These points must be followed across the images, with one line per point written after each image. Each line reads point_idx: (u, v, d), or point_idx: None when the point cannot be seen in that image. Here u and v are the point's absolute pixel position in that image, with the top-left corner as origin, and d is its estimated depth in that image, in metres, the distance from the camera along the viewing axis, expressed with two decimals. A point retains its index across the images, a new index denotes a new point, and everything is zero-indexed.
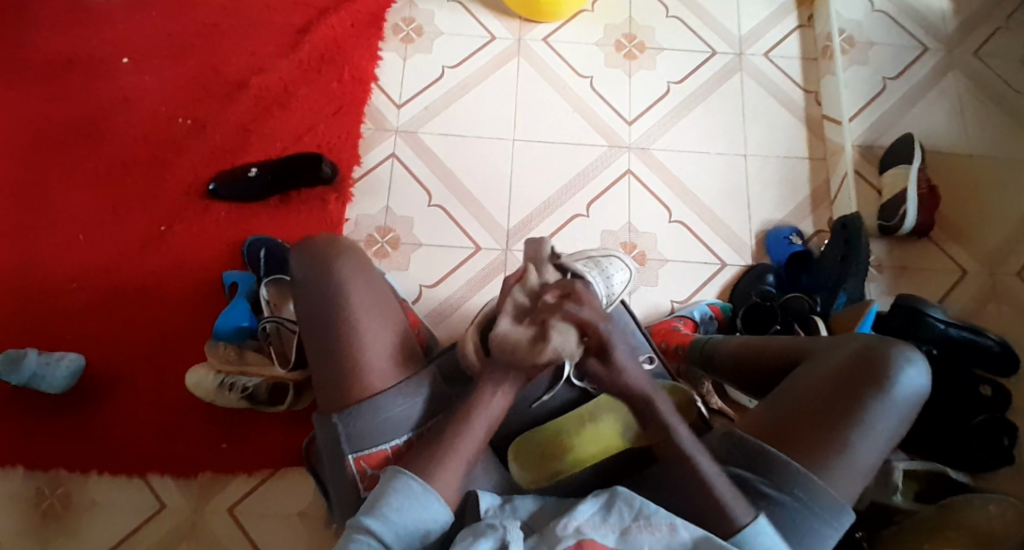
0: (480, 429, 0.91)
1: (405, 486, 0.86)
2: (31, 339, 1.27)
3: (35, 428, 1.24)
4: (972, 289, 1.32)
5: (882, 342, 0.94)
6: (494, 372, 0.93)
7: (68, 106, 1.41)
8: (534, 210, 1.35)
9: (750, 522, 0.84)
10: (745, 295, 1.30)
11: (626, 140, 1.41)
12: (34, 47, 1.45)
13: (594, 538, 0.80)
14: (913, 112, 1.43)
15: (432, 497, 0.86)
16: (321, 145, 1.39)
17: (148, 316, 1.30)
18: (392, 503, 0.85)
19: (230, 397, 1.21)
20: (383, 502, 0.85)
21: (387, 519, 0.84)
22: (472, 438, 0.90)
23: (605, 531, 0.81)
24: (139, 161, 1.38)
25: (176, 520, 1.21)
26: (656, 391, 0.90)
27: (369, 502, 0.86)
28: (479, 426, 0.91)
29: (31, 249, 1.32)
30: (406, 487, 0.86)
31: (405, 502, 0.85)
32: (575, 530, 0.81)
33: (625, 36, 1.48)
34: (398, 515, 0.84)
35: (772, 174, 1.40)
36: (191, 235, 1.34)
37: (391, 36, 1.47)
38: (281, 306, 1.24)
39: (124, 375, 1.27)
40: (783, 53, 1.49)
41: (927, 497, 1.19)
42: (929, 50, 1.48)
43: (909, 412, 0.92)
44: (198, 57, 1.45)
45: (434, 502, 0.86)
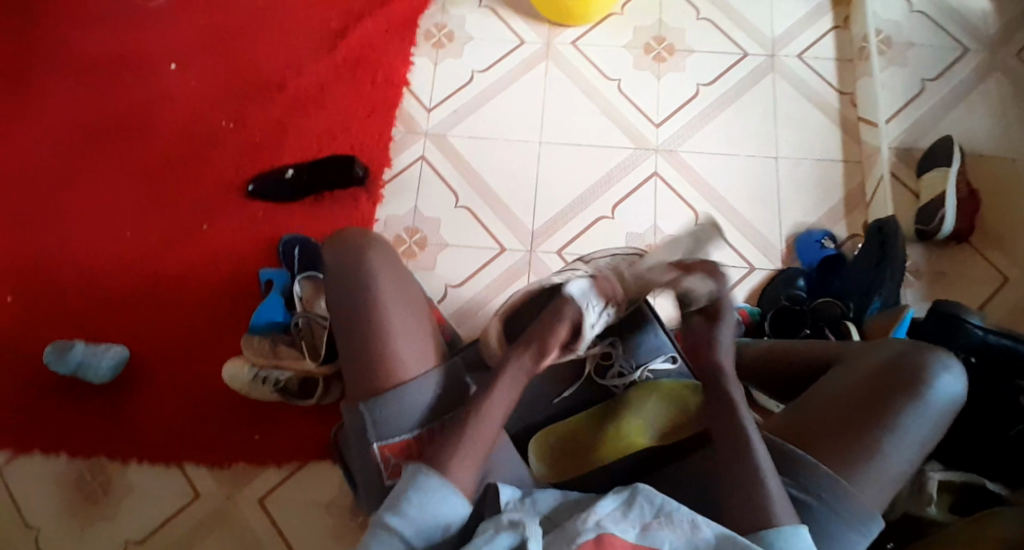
0: (496, 418, 0.93)
1: (425, 483, 0.86)
2: (78, 331, 1.34)
3: (80, 415, 1.30)
4: (1014, 297, 1.27)
5: (916, 348, 0.96)
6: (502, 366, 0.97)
7: (118, 109, 1.48)
8: (559, 212, 1.36)
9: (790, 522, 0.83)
10: (774, 300, 1.27)
11: (653, 142, 1.41)
12: (89, 53, 1.53)
13: (614, 532, 0.80)
14: (952, 113, 1.39)
15: (450, 491, 0.86)
16: (354, 146, 1.43)
17: (187, 311, 1.36)
18: (412, 500, 0.85)
19: (265, 389, 1.26)
20: (403, 499, 0.85)
21: (408, 516, 0.84)
22: (489, 427, 0.92)
23: (625, 527, 0.81)
24: (182, 163, 1.44)
25: (208, 508, 1.26)
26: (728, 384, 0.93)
27: (391, 499, 0.86)
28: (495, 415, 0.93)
29: (81, 245, 1.39)
30: (425, 482, 0.86)
31: (424, 498, 0.85)
32: (596, 524, 0.80)
33: (654, 38, 1.48)
34: (418, 511, 0.84)
35: (804, 177, 1.38)
36: (228, 234, 1.40)
37: (423, 41, 1.50)
38: (313, 302, 1.29)
39: (163, 367, 1.33)
40: (818, 53, 1.46)
41: (964, 509, 1.15)
42: (971, 50, 1.43)
43: (942, 420, 0.93)
44: (240, 63, 1.51)
45: (453, 496, 0.86)
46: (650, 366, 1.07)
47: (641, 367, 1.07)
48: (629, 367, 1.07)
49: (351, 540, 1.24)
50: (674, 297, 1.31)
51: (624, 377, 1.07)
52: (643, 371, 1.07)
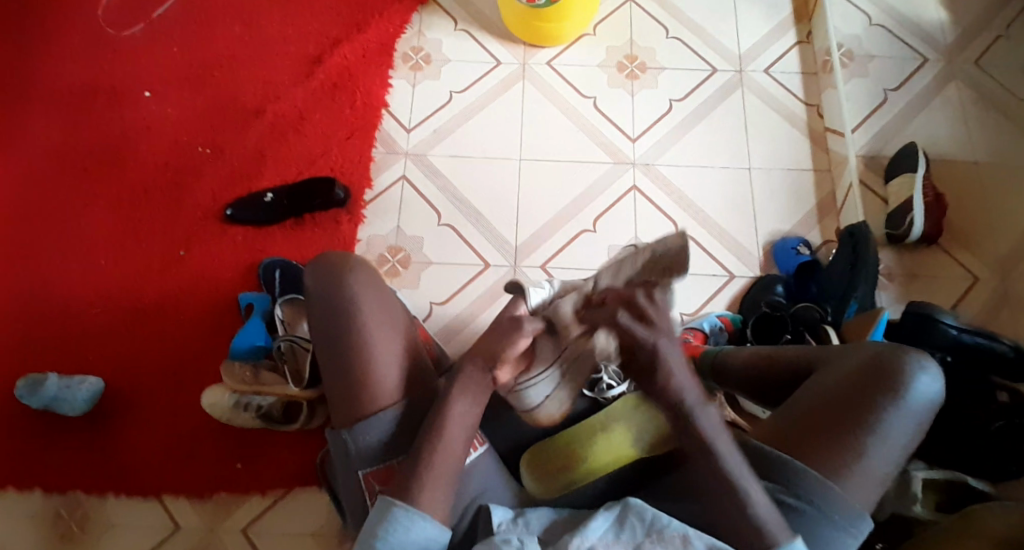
0: (456, 444, 0.90)
1: (388, 515, 0.86)
2: (52, 363, 1.30)
3: (54, 449, 1.26)
4: (984, 295, 1.31)
5: (894, 350, 0.95)
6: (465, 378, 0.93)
7: (90, 138, 1.47)
8: (541, 227, 1.37)
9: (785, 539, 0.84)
10: (754, 304, 1.30)
11: (631, 157, 1.43)
12: (59, 82, 1.51)
13: None
14: (914, 122, 1.44)
15: (415, 518, 0.85)
16: (334, 168, 1.43)
17: (164, 338, 1.33)
18: (384, 533, 0.85)
19: (246, 416, 1.24)
20: (371, 533, 0.86)
21: (379, 548, 0.85)
22: (454, 451, 0.90)
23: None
24: (157, 189, 1.43)
25: (192, 540, 1.22)
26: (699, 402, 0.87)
27: (363, 532, 0.87)
28: (460, 438, 0.91)
29: (52, 275, 1.36)
30: (393, 516, 0.86)
31: (397, 530, 0.85)
32: (588, 547, 0.82)
33: (627, 57, 1.52)
34: (388, 542, 0.85)
35: (778, 187, 1.41)
36: (206, 260, 1.38)
37: (399, 64, 1.52)
38: (296, 325, 1.27)
39: (141, 396, 1.29)
40: (784, 69, 1.51)
41: (949, 508, 1.16)
42: (928, 61, 1.50)
43: (924, 418, 0.94)
44: (214, 88, 1.51)
45: (419, 522, 0.85)
46: (637, 378, 1.14)
47: (629, 378, 1.13)
48: (618, 378, 1.13)
49: None
50: None
51: (612, 390, 1.13)
52: (630, 383, 1.13)
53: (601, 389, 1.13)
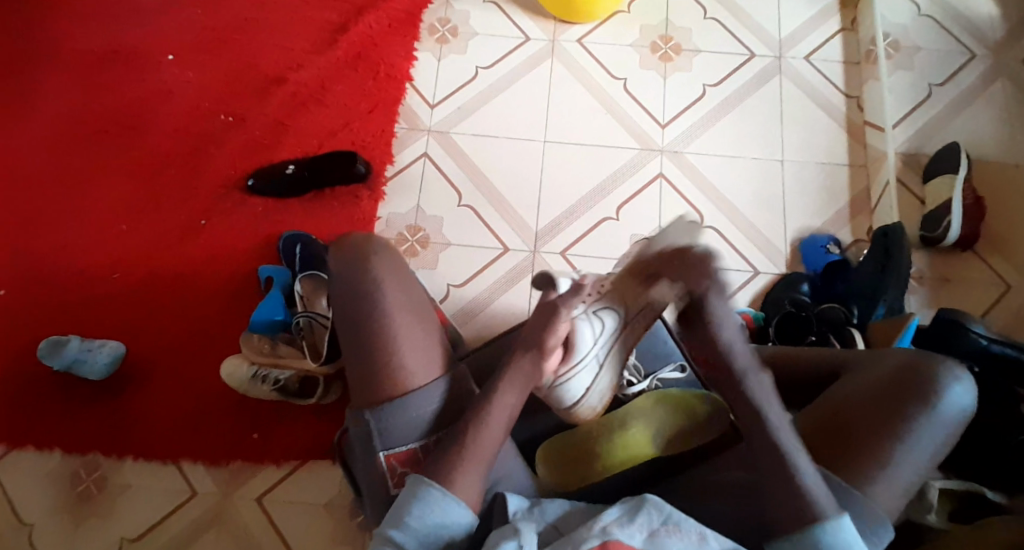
0: (497, 429, 0.90)
1: (424, 494, 0.85)
2: (74, 326, 1.32)
3: (75, 411, 1.29)
4: (1017, 303, 1.27)
5: (925, 358, 0.92)
6: (511, 371, 0.93)
7: (115, 101, 1.46)
8: (562, 213, 1.35)
9: (834, 517, 0.81)
10: (777, 303, 1.27)
11: (659, 143, 1.39)
12: (84, 42, 1.50)
13: (620, 539, 0.78)
14: (958, 119, 1.38)
15: (451, 501, 0.85)
16: (357, 142, 1.41)
17: (184, 307, 1.34)
18: (414, 511, 0.84)
19: (263, 389, 1.24)
20: (404, 512, 0.85)
21: (409, 528, 0.84)
22: (490, 437, 0.89)
23: (632, 533, 0.79)
24: (180, 156, 1.42)
25: (206, 506, 1.25)
26: (755, 368, 0.86)
27: (391, 513, 0.85)
28: (497, 424, 0.90)
29: (76, 238, 1.37)
30: (426, 495, 0.85)
31: (426, 510, 0.84)
32: (601, 530, 0.79)
33: (661, 37, 1.47)
34: (418, 522, 0.84)
35: (811, 181, 1.37)
36: (227, 231, 1.38)
37: (426, 36, 1.48)
38: (314, 300, 1.27)
39: (160, 363, 1.31)
40: (825, 56, 1.45)
41: (964, 518, 1.13)
42: (977, 55, 1.43)
43: (954, 428, 0.90)
44: (239, 55, 1.49)
45: (454, 505, 0.85)
46: (660, 375, 1.08)
47: (652, 375, 1.08)
48: (639, 375, 1.08)
49: (352, 540, 1.23)
50: None
51: (634, 386, 1.07)
52: (653, 379, 1.08)
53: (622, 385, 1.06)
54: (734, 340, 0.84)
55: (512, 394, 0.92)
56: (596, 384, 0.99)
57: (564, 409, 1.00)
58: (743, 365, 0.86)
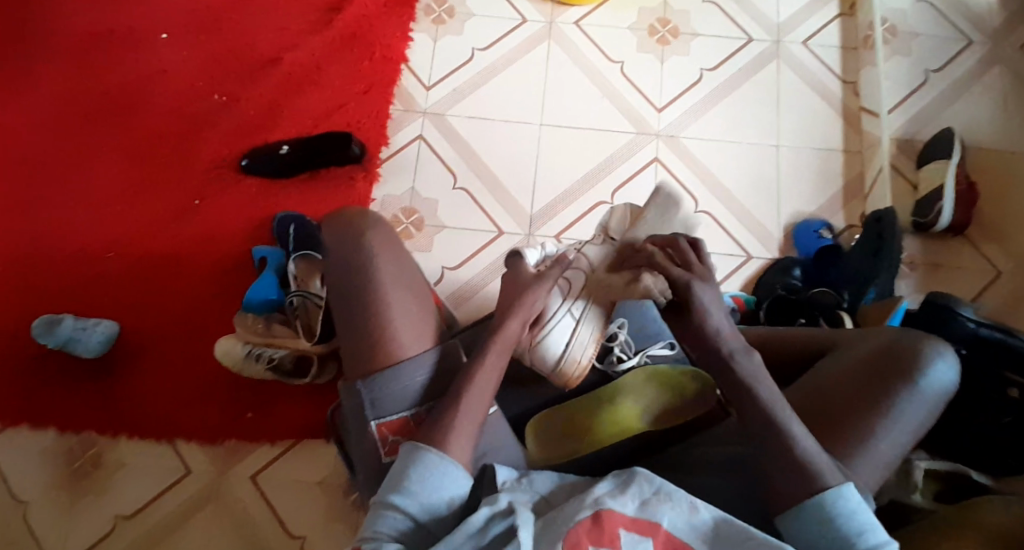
0: (486, 390, 0.92)
1: (422, 458, 0.86)
2: (69, 305, 1.32)
3: (69, 390, 1.29)
4: (1006, 289, 1.28)
5: (909, 338, 0.94)
6: (494, 343, 0.95)
7: (109, 79, 1.45)
8: (557, 196, 1.35)
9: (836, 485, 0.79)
10: (769, 288, 1.28)
11: (655, 127, 1.39)
12: (77, 20, 1.50)
13: (613, 509, 0.78)
14: (954, 106, 1.39)
15: (448, 464, 0.86)
16: (351, 123, 1.41)
17: (179, 287, 1.34)
18: (413, 476, 0.85)
19: (257, 368, 1.25)
20: (403, 478, 0.85)
21: (411, 493, 0.84)
22: (480, 399, 0.91)
23: (625, 502, 0.80)
24: (174, 136, 1.42)
25: (201, 484, 1.25)
26: (743, 351, 0.88)
27: (391, 479, 0.86)
28: (484, 385, 0.92)
29: (70, 216, 1.37)
30: (423, 460, 0.86)
31: (424, 475, 0.85)
32: (595, 500, 0.79)
33: (659, 21, 1.46)
34: (420, 487, 0.85)
35: (805, 167, 1.37)
36: (221, 210, 1.38)
37: (422, 16, 1.47)
38: (309, 281, 1.27)
39: (154, 343, 1.31)
40: (822, 41, 1.45)
41: (949, 499, 1.15)
42: (975, 42, 1.43)
43: (936, 407, 0.92)
44: (233, 34, 1.48)
45: (452, 469, 0.86)
46: (649, 351, 1.08)
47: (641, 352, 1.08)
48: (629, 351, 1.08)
49: (345, 518, 1.24)
50: None
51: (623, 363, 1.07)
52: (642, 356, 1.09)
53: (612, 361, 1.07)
54: (723, 326, 0.88)
55: (501, 351, 0.95)
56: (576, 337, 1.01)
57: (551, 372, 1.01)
58: (729, 348, 0.88)
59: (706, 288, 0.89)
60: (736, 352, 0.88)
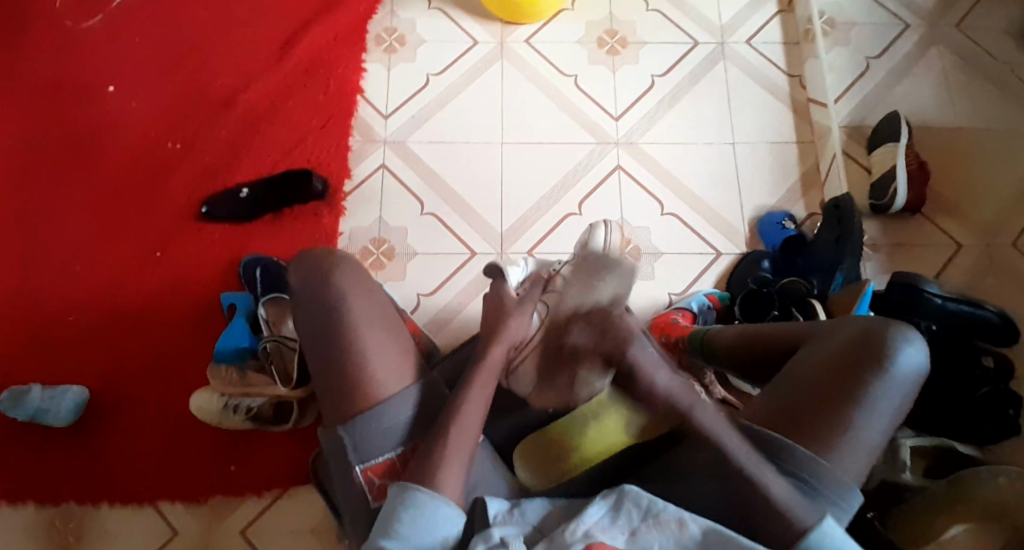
0: (474, 423, 0.91)
1: (411, 500, 0.83)
2: (32, 372, 1.27)
3: (41, 461, 1.23)
4: (968, 262, 1.32)
5: (876, 323, 0.95)
6: (475, 371, 0.95)
7: (53, 137, 1.41)
8: (526, 212, 1.35)
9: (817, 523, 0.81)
10: (741, 283, 1.30)
11: (615, 136, 1.41)
12: (16, 79, 1.45)
13: (603, 541, 0.79)
14: (897, 90, 1.44)
15: (440, 504, 0.84)
16: (310, 159, 1.39)
17: (147, 342, 1.30)
18: (404, 520, 0.83)
19: (237, 418, 1.21)
20: (393, 522, 0.83)
21: (401, 538, 0.82)
22: (466, 430, 0.90)
23: (614, 534, 0.80)
24: (127, 188, 1.38)
25: (189, 544, 1.21)
26: (698, 404, 0.88)
27: (380, 523, 0.84)
28: (472, 416, 0.91)
29: (25, 281, 1.32)
30: (414, 501, 0.84)
31: (414, 518, 0.83)
32: (584, 535, 0.80)
33: (607, 32, 1.49)
34: (411, 530, 0.82)
35: (762, 161, 1.40)
36: (183, 260, 1.34)
37: (372, 46, 1.47)
38: (280, 324, 1.25)
39: (126, 403, 1.27)
40: (765, 39, 1.49)
41: (936, 472, 1.17)
42: (909, 27, 1.49)
43: (910, 389, 0.93)
44: (181, 80, 1.45)
45: (444, 508, 0.84)
46: None
47: None
48: None
49: None
50: (645, 288, 1.32)
51: None
52: None
53: None
54: (672, 388, 0.88)
55: (484, 380, 0.94)
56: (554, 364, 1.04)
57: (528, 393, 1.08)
58: (686, 401, 0.88)
59: (641, 349, 0.91)
60: (689, 405, 0.88)
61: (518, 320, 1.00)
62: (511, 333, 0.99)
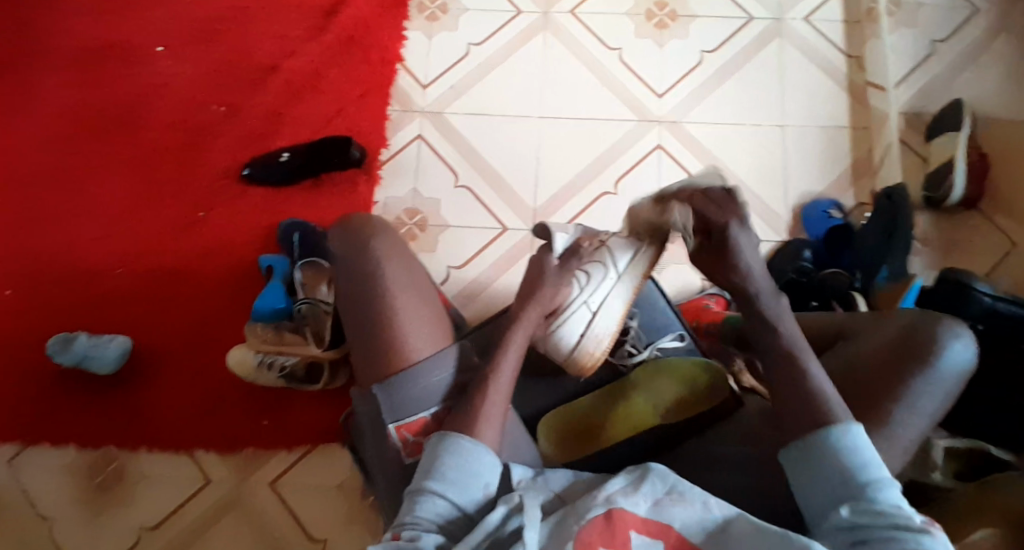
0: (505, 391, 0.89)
1: (454, 445, 0.84)
2: (82, 320, 1.33)
3: (86, 405, 1.30)
4: (1022, 264, 1.25)
5: (926, 316, 0.88)
6: (510, 329, 0.95)
7: (108, 94, 1.46)
8: (561, 189, 1.34)
9: (844, 422, 0.77)
10: (781, 272, 1.24)
11: (656, 114, 1.38)
12: (74, 39, 1.50)
13: (624, 507, 0.77)
14: (961, 76, 1.36)
15: (482, 450, 0.85)
16: (350, 127, 1.40)
17: (189, 298, 1.34)
18: (448, 463, 0.84)
19: (270, 375, 1.24)
20: (438, 464, 0.84)
21: (446, 479, 0.83)
22: (502, 390, 0.90)
23: (637, 501, 0.78)
24: (176, 147, 1.42)
25: (221, 492, 1.26)
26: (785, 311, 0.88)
27: (424, 469, 0.85)
28: (507, 377, 0.91)
29: (78, 233, 1.38)
30: (456, 446, 0.85)
31: (459, 461, 0.84)
32: (606, 499, 0.78)
33: (656, 5, 1.45)
34: (456, 473, 0.84)
35: (812, 145, 1.35)
36: (226, 220, 1.38)
37: (416, 14, 1.47)
38: (315, 286, 1.27)
39: (167, 355, 1.32)
40: (824, 16, 1.43)
41: (968, 477, 1.10)
42: (979, 10, 1.40)
43: (955, 390, 0.86)
44: (228, 43, 1.48)
45: (485, 455, 0.85)
46: (659, 345, 1.07)
47: (650, 345, 1.07)
48: (639, 345, 1.07)
49: (365, 521, 1.24)
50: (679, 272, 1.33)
51: (634, 356, 1.06)
52: (652, 349, 1.07)
53: (622, 354, 1.06)
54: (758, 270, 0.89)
55: (518, 342, 0.93)
56: (591, 330, 1.01)
57: (564, 361, 1.01)
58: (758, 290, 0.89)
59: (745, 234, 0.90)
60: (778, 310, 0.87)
61: (550, 284, 0.98)
62: (548, 299, 0.98)
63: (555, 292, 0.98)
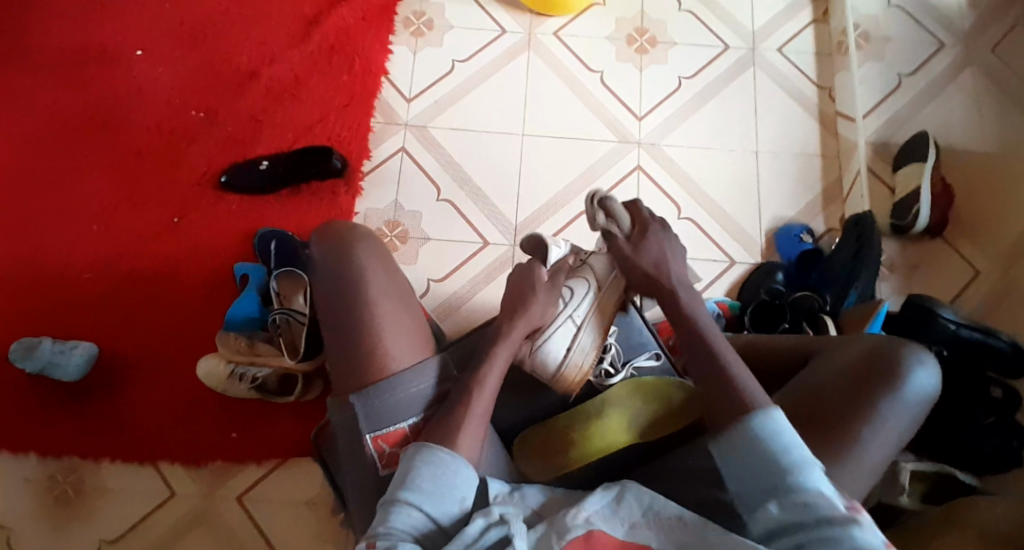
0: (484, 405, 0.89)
1: (432, 456, 0.83)
2: (46, 326, 1.30)
3: (47, 414, 1.26)
4: (983, 290, 1.29)
5: (891, 342, 0.92)
6: (494, 343, 0.94)
7: (82, 96, 1.43)
8: (541, 206, 1.35)
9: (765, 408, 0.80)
10: (755, 292, 1.28)
11: (636, 136, 1.41)
12: (48, 39, 1.47)
13: (603, 531, 0.76)
14: (926, 109, 1.42)
15: (460, 464, 0.83)
16: (331, 137, 1.40)
17: (159, 306, 1.32)
18: (424, 474, 0.82)
19: (241, 387, 1.23)
20: (413, 475, 0.82)
21: (421, 489, 0.81)
22: (483, 402, 0.89)
23: (614, 525, 0.77)
24: (151, 152, 1.40)
25: (186, 506, 1.22)
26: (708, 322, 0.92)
27: (398, 480, 0.83)
28: (489, 391, 0.90)
29: (45, 236, 1.35)
30: (433, 458, 0.83)
31: (435, 472, 0.82)
32: (585, 520, 0.77)
33: (637, 30, 1.48)
34: (432, 484, 0.82)
35: (784, 171, 1.39)
36: (200, 228, 1.36)
37: (400, 29, 1.48)
38: (291, 297, 1.20)
39: (134, 363, 1.29)
40: (797, 47, 1.48)
41: (935, 499, 1.12)
42: (945, 46, 1.47)
43: (919, 414, 0.89)
44: (209, 50, 1.47)
45: (463, 468, 0.83)
46: (635, 364, 1.03)
47: (627, 365, 1.03)
48: (617, 364, 1.03)
49: (335, 536, 1.21)
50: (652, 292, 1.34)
51: (611, 377, 1.02)
52: (628, 369, 1.03)
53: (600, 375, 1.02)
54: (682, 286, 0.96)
55: (502, 356, 0.93)
56: (576, 342, 1.00)
57: (551, 380, 0.99)
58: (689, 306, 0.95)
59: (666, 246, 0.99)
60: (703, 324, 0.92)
61: (536, 296, 0.99)
62: (534, 311, 0.98)
63: (541, 302, 0.99)
